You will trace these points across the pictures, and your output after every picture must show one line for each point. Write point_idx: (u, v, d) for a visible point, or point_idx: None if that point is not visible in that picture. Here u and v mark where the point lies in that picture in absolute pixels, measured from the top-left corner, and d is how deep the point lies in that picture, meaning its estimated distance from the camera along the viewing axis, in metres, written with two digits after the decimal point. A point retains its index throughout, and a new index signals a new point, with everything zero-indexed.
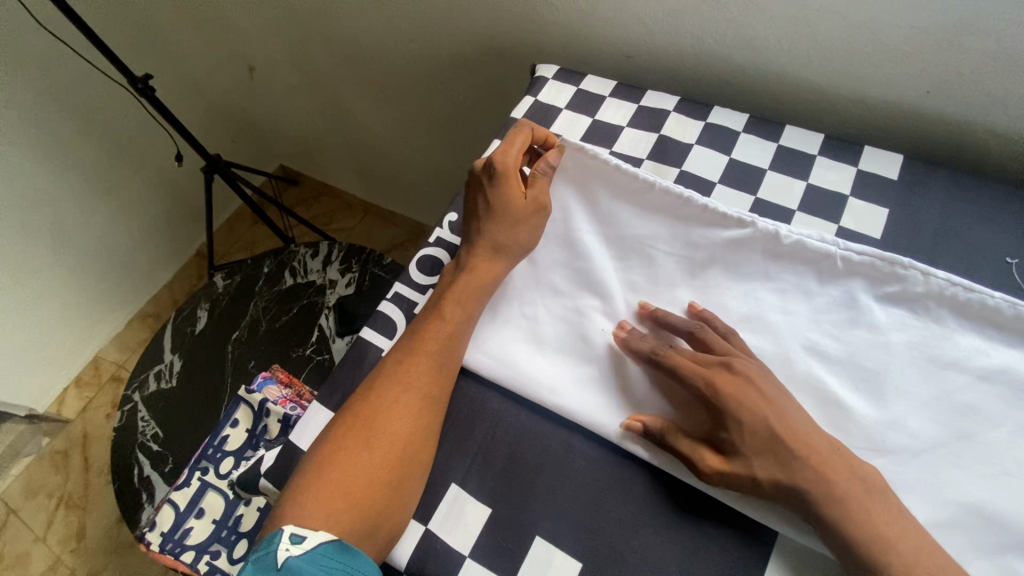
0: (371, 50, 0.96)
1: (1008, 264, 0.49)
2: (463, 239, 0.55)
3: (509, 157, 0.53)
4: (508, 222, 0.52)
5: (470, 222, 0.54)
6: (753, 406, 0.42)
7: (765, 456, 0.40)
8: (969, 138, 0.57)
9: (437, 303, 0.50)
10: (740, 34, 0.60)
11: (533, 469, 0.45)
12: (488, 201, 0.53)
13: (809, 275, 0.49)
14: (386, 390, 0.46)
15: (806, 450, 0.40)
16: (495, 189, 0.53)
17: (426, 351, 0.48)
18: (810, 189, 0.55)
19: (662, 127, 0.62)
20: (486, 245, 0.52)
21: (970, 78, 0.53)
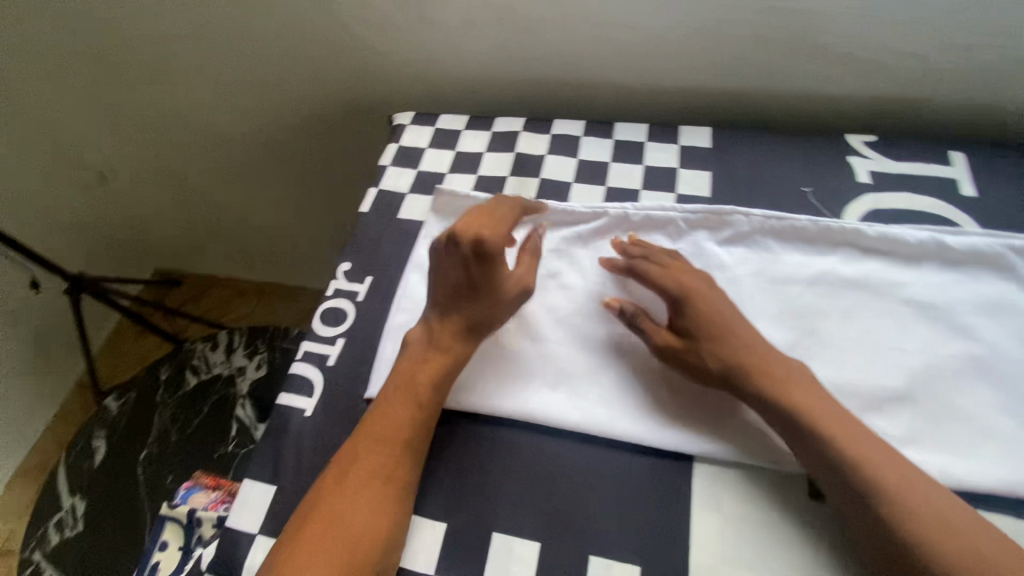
0: (232, 132, 0.96)
1: (805, 193, 0.60)
2: (432, 303, 0.52)
3: (497, 235, 0.52)
4: (489, 304, 0.51)
5: (443, 292, 0.51)
6: (707, 321, 0.48)
7: (713, 355, 0.47)
8: (756, 104, 0.70)
9: (414, 367, 0.49)
10: (561, 54, 0.69)
11: (478, 473, 0.47)
12: (473, 279, 0.50)
13: (663, 238, 0.58)
14: (359, 453, 0.45)
15: (750, 342, 0.47)
16: (482, 271, 0.50)
17: (399, 421, 0.46)
18: (648, 169, 0.65)
19: (515, 145, 0.69)
20: (467, 324, 0.50)
21: (739, 57, 0.65)
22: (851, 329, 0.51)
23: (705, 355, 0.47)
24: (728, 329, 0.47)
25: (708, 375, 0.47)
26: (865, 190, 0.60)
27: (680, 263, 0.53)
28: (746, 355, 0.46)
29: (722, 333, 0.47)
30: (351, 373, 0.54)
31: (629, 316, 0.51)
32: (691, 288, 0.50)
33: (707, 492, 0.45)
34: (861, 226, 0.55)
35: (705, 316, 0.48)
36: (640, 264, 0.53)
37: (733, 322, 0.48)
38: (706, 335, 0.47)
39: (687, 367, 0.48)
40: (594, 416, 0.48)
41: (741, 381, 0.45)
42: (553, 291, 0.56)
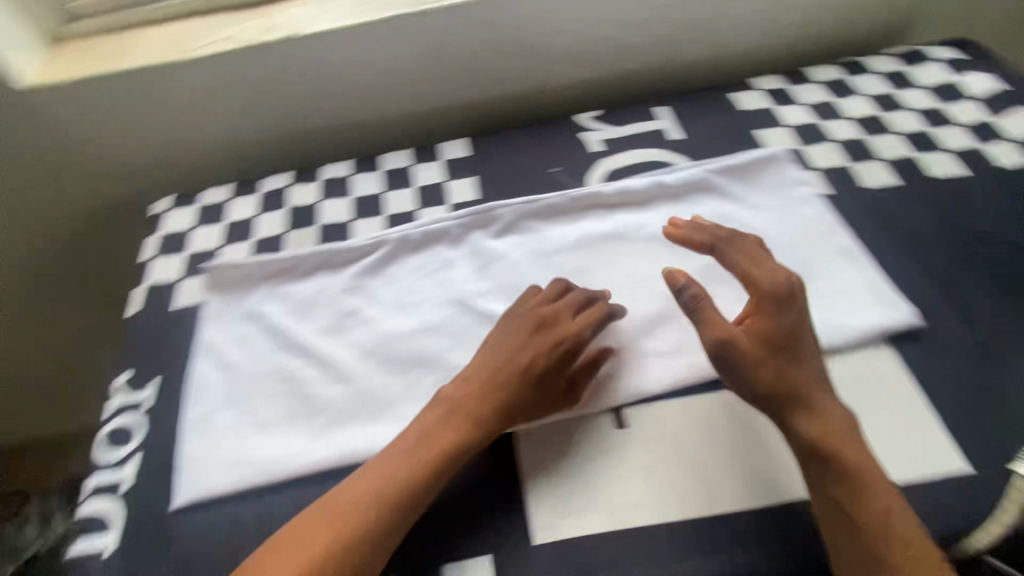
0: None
1: (554, 172, 0.68)
2: (490, 366, 0.50)
3: (574, 325, 0.51)
4: (541, 397, 0.49)
5: (507, 359, 0.50)
6: (778, 330, 0.47)
7: (771, 362, 0.46)
8: (501, 108, 0.76)
9: (454, 414, 0.47)
10: (305, 103, 0.71)
11: None
12: (540, 364, 0.49)
13: (443, 247, 0.61)
14: (375, 468, 0.45)
15: (808, 358, 0.46)
16: (555, 368, 0.49)
17: (419, 461, 0.45)
18: (419, 190, 0.68)
19: (286, 201, 0.68)
20: (511, 409, 0.48)
21: (467, 70, 0.72)
22: (613, 276, 0.58)
23: (761, 363, 0.46)
24: (782, 335, 0.47)
25: (753, 378, 0.46)
26: (600, 156, 0.69)
27: (768, 261, 0.52)
28: (800, 372, 0.46)
29: (790, 353, 0.46)
30: (152, 490, 0.48)
31: (693, 295, 0.50)
32: (756, 299, 0.49)
33: (531, 464, 0.48)
34: (599, 188, 0.64)
35: (775, 327, 0.47)
36: (736, 261, 0.52)
37: (807, 343, 0.47)
38: (751, 331, 0.47)
39: (734, 366, 0.47)
40: None
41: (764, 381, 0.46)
42: (353, 330, 0.56)
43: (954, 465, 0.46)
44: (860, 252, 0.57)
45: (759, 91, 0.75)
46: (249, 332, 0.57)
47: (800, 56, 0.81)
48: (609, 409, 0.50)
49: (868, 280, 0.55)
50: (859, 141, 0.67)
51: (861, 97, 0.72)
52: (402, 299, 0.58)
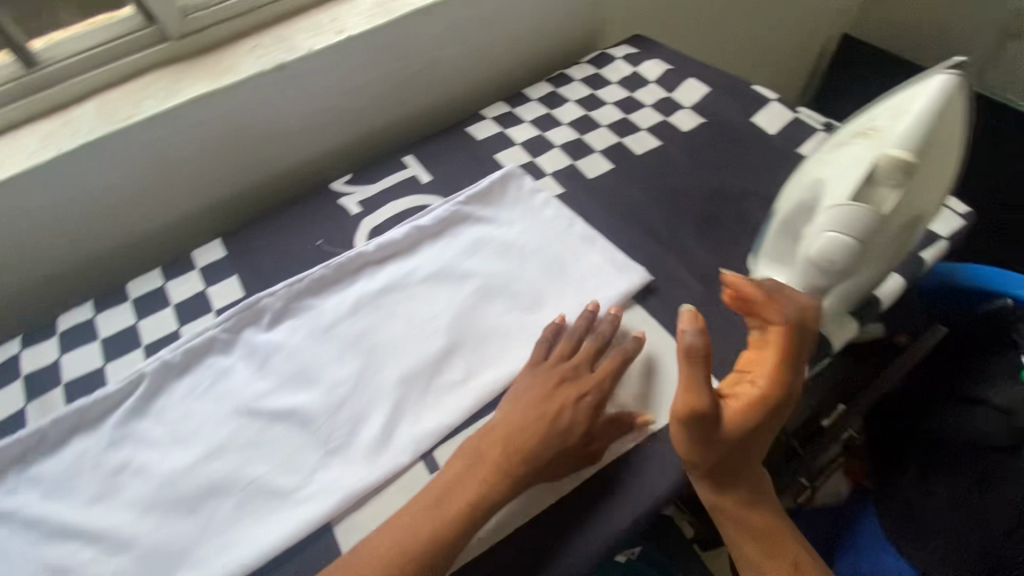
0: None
1: (319, 246, 0.68)
2: (518, 440, 0.48)
3: (610, 371, 0.52)
4: (574, 456, 0.49)
5: (548, 421, 0.49)
6: (735, 411, 0.45)
7: (716, 450, 0.44)
8: (251, 195, 0.76)
9: (479, 465, 0.47)
10: (14, 256, 0.64)
11: None
12: (579, 424, 0.49)
13: (214, 359, 0.58)
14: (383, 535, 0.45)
15: (751, 435, 0.46)
16: (593, 419, 0.50)
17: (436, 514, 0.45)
18: (177, 307, 0.64)
19: (20, 370, 0.60)
20: (537, 475, 0.47)
21: (196, 173, 0.70)
22: (394, 327, 0.59)
23: (711, 448, 0.44)
24: (761, 432, 0.46)
25: (696, 456, 0.45)
26: (362, 218, 0.70)
27: (779, 311, 0.46)
28: (746, 451, 0.47)
29: (740, 434, 0.45)
30: None
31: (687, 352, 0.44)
32: (763, 392, 0.45)
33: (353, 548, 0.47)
34: (362, 249, 0.64)
35: (734, 410, 0.45)
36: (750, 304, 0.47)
37: (763, 421, 0.46)
38: (734, 428, 0.44)
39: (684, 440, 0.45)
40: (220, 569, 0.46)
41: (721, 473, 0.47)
42: (129, 483, 0.51)
43: None
44: (596, 235, 0.65)
45: (489, 119, 0.83)
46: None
47: (519, 78, 0.91)
48: (415, 459, 0.51)
49: (606, 257, 0.63)
50: (576, 140, 0.78)
51: (570, 104, 0.83)
52: (179, 429, 0.54)
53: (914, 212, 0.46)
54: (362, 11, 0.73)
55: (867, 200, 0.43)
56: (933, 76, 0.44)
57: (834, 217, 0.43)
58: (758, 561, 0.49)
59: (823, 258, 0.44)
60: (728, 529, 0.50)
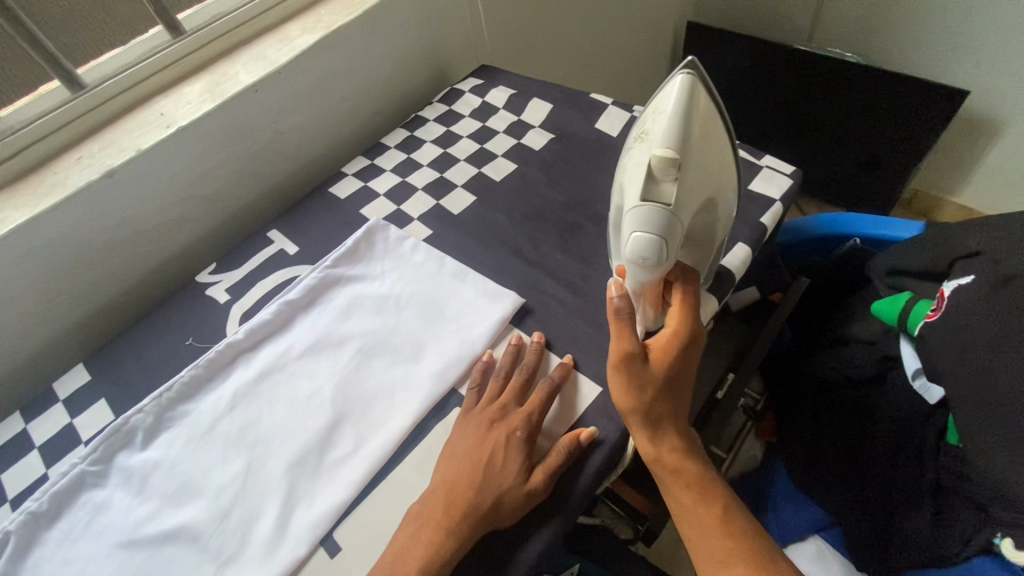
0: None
1: (191, 344, 0.65)
2: (460, 492, 0.47)
3: (540, 405, 0.52)
4: (522, 497, 0.47)
5: (485, 469, 0.48)
6: (666, 355, 0.49)
7: (654, 392, 0.48)
8: (115, 308, 0.73)
9: (423, 529, 0.46)
10: None
11: None
12: (513, 465, 0.48)
13: (87, 495, 0.54)
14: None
15: (679, 384, 0.50)
16: (529, 457, 0.49)
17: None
18: (43, 447, 0.59)
19: None
20: (483, 525, 0.46)
21: (43, 303, 0.66)
22: (277, 412, 0.57)
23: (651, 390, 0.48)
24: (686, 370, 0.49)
25: (641, 401, 0.48)
26: (232, 305, 0.68)
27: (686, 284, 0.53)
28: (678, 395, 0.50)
29: (673, 378, 0.49)
30: None
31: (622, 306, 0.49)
32: (682, 330, 0.50)
33: None
34: (231, 338, 0.62)
35: (665, 354, 0.49)
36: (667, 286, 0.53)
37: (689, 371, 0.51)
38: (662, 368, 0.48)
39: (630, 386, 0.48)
40: None
41: (659, 420, 0.48)
42: None
43: (591, 393, 0.55)
44: (467, 269, 0.66)
45: (350, 176, 0.83)
46: None
47: (377, 128, 0.92)
48: (313, 547, 0.49)
49: (478, 289, 0.64)
50: (438, 179, 0.79)
51: (428, 145, 0.85)
52: None
53: (705, 194, 0.49)
54: (191, 100, 0.72)
55: (656, 197, 0.47)
56: (677, 72, 0.48)
57: (631, 218, 0.48)
58: (699, 512, 0.48)
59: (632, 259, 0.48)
60: (671, 489, 0.49)
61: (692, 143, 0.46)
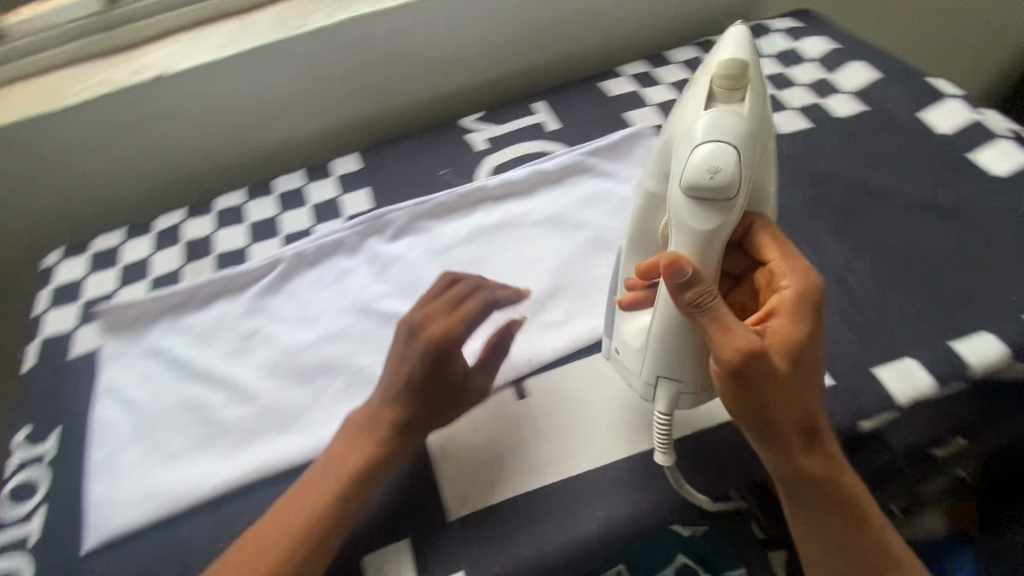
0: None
1: (444, 175, 0.71)
2: (393, 407, 0.46)
3: (460, 330, 0.48)
4: (436, 411, 0.48)
5: (398, 392, 0.46)
6: (784, 335, 0.40)
7: (780, 383, 0.40)
8: (388, 121, 0.79)
9: (362, 439, 0.46)
10: (189, 142, 0.72)
11: None
12: (423, 386, 0.46)
13: (340, 258, 0.63)
14: (269, 526, 0.43)
15: (807, 366, 0.41)
16: (437, 382, 0.47)
17: (347, 498, 0.44)
18: (313, 208, 0.70)
19: (181, 235, 0.69)
20: (404, 433, 0.46)
21: (343, 89, 0.74)
22: (506, 261, 0.61)
23: (775, 378, 0.39)
24: (813, 348, 0.41)
25: (760, 393, 0.39)
26: (487, 154, 0.72)
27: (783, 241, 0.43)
28: (805, 387, 0.41)
29: (800, 363, 0.40)
30: (58, 536, 0.47)
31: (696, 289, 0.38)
32: (792, 302, 0.41)
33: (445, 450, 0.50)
34: (484, 183, 0.67)
35: (781, 330, 0.41)
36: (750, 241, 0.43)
37: (814, 355, 0.41)
38: (784, 345, 0.40)
39: (745, 375, 0.39)
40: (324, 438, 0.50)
41: (796, 416, 0.41)
42: (257, 348, 0.57)
43: None
44: None
45: (626, 77, 0.80)
46: (151, 369, 0.57)
47: (664, 42, 0.87)
48: (506, 385, 0.53)
49: None
50: None
51: None
52: (303, 312, 0.60)
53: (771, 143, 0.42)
54: None
55: (726, 107, 0.40)
56: (735, 26, 0.44)
57: (682, 143, 0.40)
58: (828, 527, 0.43)
59: (693, 190, 0.39)
60: (795, 502, 0.43)
61: (761, 72, 0.42)
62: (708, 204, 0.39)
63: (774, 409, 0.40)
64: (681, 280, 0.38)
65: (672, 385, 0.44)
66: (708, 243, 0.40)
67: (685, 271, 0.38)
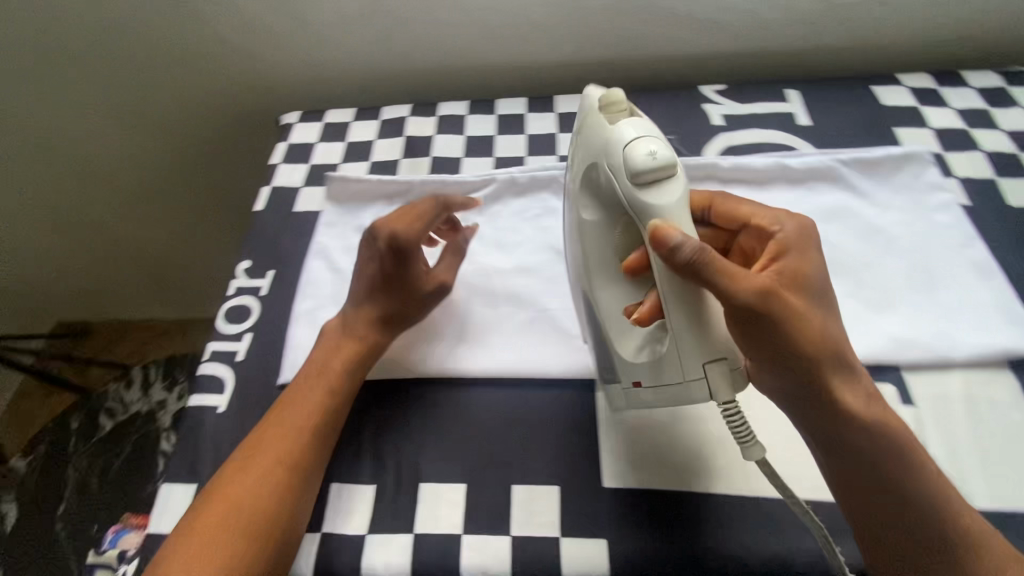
0: (129, 164, 0.94)
1: (670, 140, 0.66)
2: (357, 309, 0.52)
3: (410, 234, 0.51)
4: (399, 300, 0.52)
5: (360, 295, 0.52)
6: (788, 278, 0.41)
7: (800, 320, 0.39)
8: (622, 70, 0.75)
9: (337, 350, 0.50)
10: (429, 45, 0.72)
11: (400, 444, 0.49)
12: (384, 279, 0.52)
13: (548, 196, 0.63)
14: (270, 435, 0.46)
15: (818, 308, 0.41)
16: (393, 276, 0.52)
17: (323, 408, 0.47)
18: (530, 137, 0.69)
19: (404, 130, 0.71)
20: (382, 321, 0.52)
21: (592, 28, 0.70)
22: None
23: (789, 318, 0.38)
24: (816, 283, 0.41)
25: (782, 337, 0.38)
26: (722, 131, 0.66)
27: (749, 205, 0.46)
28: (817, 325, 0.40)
29: (811, 304, 0.40)
30: (263, 363, 0.54)
31: (692, 249, 0.36)
32: (782, 242, 0.42)
33: (616, 418, 0.49)
34: (716, 159, 0.61)
35: (785, 268, 0.41)
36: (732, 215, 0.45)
37: (823, 303, 0.41)
38: (790, 279, 0.40)
39: (764, 318, 0.38)
40: (502, 363, 0.52)
41: (824, 351, 0.39)
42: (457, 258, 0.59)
43: None
44: (994, 267, 0.53)
45: (903, 87, 0.69)
46: None
47: (960, 58, 0.74)
48: None
49: (995, 298, 0.51)
50: (1013, 153, 0.62)
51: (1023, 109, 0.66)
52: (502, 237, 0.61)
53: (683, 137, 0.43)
54: None
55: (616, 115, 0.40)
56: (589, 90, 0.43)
57: (612, 146, 0.39)
58: (903, 516, 0.39)
59: (639, 175, 0.37)
60: (850, 488, 0.40)
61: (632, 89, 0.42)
62: (661, 173, 0.38)
63: (802, 343, 0.39)
64: (668, 248, 0.36)
65: (725, 368, 0.39)
66: (680, 212, 0.38)
67: (673, 238, 0.36)
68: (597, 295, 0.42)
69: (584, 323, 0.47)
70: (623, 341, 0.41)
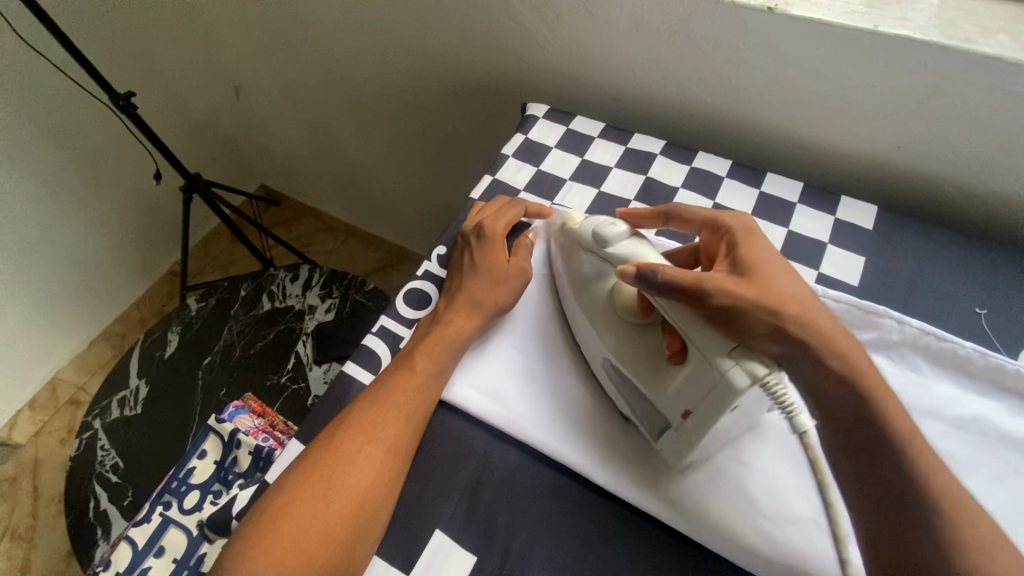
0: (370, 88, 0.97)
1: (977, 315, 0.51)
2: (445, 291, 0.54)
3: (499, 223, 0.55)
4: (492, 281, 0.52)
5: (453, 275, 0.54)
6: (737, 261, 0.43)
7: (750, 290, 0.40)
8: (938, 195, 0.59)
9: (415, 345, 0.50)
10: (720, 87, 0.62)
11: (514, 525, 0.44)
12: (471, 259, 0.53)
13: None
14: (354, 451, 0.43)
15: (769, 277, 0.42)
16: (481, 254, 0.53)
17: (415, 407, 0.46)
18: (791, 236, 0.57)
19: (648, 169, 0.63)
20: (465, 301, 0.51)
21: (937, 136, 0.55)
22: (997, 499, 0.42)
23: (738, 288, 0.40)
24: (771, 261, 0.43)
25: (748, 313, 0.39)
26: None
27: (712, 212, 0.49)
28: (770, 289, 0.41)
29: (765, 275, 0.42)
30: None
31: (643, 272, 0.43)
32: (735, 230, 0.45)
33: None
34: None
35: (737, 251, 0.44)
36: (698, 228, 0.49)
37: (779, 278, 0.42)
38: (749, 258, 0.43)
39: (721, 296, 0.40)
40: (660, 498, 0.44)
41: (784, 309, 0.39)
42: None
43: None
44: None
45: None
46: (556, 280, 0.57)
47: None
48: None
49: None
50: None
51: None
52: None
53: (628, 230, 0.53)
54: None
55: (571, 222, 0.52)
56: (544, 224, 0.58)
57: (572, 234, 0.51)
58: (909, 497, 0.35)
59: (604, 237, 0.48)
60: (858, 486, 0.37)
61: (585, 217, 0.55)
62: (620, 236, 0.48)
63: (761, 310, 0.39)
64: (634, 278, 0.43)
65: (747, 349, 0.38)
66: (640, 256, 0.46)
67: (630, 269, 0.44)
68: (606, 347, 0.47)
69: (618, 396, 0.49)
70: (656, 386, 0.44)
